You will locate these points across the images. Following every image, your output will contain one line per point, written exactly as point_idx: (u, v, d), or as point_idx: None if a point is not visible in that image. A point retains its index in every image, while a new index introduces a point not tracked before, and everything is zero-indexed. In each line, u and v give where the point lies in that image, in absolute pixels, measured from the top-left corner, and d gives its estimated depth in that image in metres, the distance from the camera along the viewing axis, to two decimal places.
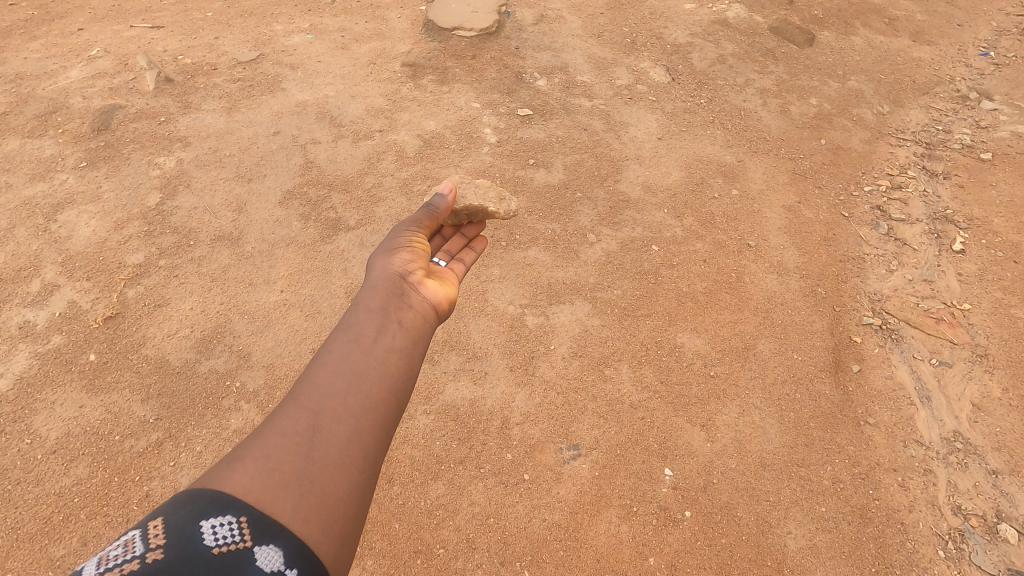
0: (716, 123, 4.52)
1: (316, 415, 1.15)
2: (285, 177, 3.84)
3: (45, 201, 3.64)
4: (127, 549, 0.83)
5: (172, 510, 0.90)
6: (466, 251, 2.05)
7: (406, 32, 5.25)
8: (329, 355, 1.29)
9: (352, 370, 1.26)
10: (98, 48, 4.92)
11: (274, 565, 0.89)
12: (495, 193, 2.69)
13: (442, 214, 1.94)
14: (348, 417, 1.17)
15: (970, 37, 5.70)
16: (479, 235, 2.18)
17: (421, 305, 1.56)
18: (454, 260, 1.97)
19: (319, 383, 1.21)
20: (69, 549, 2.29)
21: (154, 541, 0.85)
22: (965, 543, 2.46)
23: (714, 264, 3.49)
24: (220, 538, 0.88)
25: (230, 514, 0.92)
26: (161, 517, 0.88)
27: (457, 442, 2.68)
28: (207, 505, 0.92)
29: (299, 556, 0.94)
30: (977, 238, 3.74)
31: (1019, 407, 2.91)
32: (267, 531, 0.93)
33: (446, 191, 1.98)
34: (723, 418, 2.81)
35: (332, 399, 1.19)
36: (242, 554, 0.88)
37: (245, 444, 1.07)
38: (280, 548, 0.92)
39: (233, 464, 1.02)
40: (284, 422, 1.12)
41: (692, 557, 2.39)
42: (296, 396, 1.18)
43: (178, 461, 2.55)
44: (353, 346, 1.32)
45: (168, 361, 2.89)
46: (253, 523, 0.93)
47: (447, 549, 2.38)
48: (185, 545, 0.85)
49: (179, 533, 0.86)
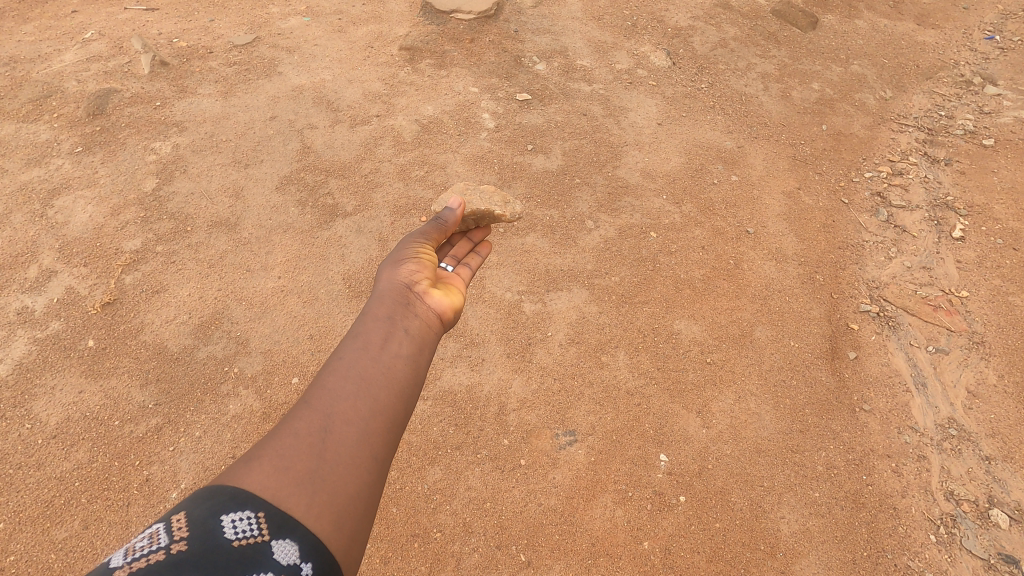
0: (717, 108, 4.48)
1: (326, 418, 1.14)
2: (283, 162, 3.82)
3: (42, 186, 3.63)
4: (152, 541, 0.85)
5: (194, 505, 0.91)
6: (472, 255, 2.02)
7: (404, 14, 5.19)
8: (338, 360, 1.27)
9: (362, 375, 1.24)
10: (92, 31, 4.87)
11: (290, 559, 0.91)
12: (501, 198, 2.69)
13: (451, 227, 1.93)
14: (357, 419, 1.16)
15: (975, 21, 5.64)
16: (486, 239, 2.16)
17: (427, 313, 1.52)
18: (460, 265, 1.93)
19: (330, 386, 1.20)
20: (70, 532, 2.31)
21: (178, 533, 0.86)
22: (957, 528, 2.48)
23: (712, 250, 3.48)
24: (240, 531, 0.89)
25: (249, 509, 0.93)
26: (184, 510, 0.89)
27: (454, 428, 2.70)
28: (227, 500, 0.93)
29: (314, 552, 0.94)
30: (977, 224, 3.72)
31: (1014, 394, 2.92)
32: (284, 526, 0.94)
33: (456, 206, 1.98)
34: (719, 405, 2.83)
35: (342, 402, 1.18)
36: (261, 547, 0.89)
37: (260, 444, 1.07)
38: (296, 543, 0.93)
39: (249, 463, 1.03)
40: (297, 423, 1.12)
41: (686, 541, 2.41)
42: (307, 400, 1.17)
43: (178, 446, 2.57)
44: (361, 352, 1.30)
45: (167, 346, 2.90)
46: (271, 518, 0.94)
47: (445, 533, 2.41)
48: (206, 538, 0.86)
49: (200, 526, 0.87)
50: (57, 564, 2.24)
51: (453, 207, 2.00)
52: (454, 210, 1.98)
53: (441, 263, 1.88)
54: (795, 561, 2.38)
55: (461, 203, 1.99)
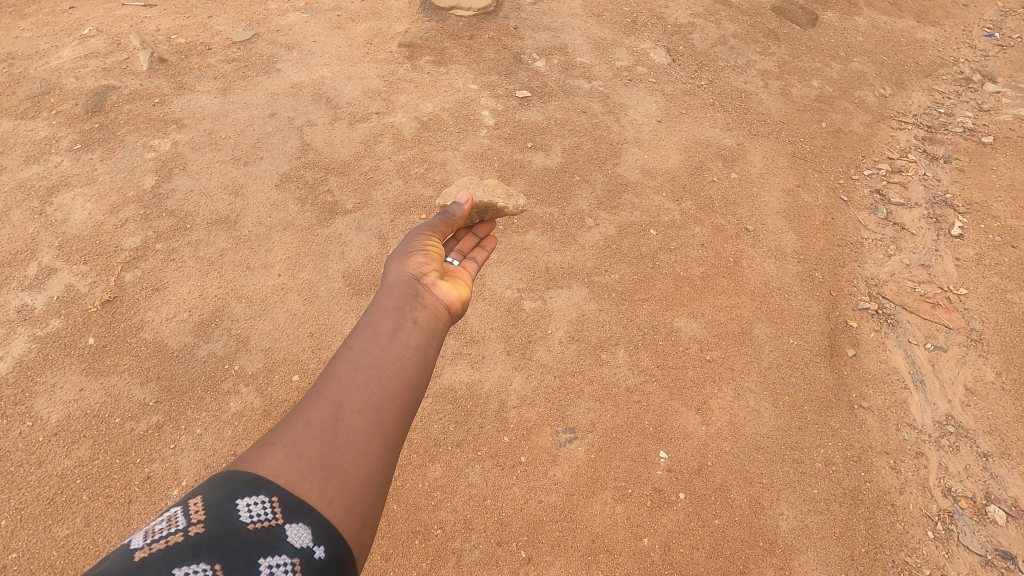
0: (716, 105, 4.48)
1: (338, 406, 1.14)
2: (282, 160, 3.82)
3: (40, 183, 3.62)
4: (171, 523, 0.86)
5: (211, 489, 0.92)
6: (477, 250, 2.01)
7: (404, 11, 5.18)
8: (348, 349, 1.27)
9: (372, 364, 1.24)
10: (90, 27, 4.85)
11: (303, 542, 0.92)
12: (503, 190, 2.69)
13: (458, 222, 1.92)
14: (368, 407, 1.16)
15: (974, 19, 5.65)
16: (490, 233, 2.15)
17: (435, 305, 1.51)
18: (466, 260, 1.92)
19: (341, 375, 1.20)
20: (72, 529, 2.32)
21: (195, 516, 0.87)
22: (954, 524, 2.50)
23: (712, 247, 3.49)
24: (255, 515, 0.91)
25: (263, 494, 0.94)
26: (200, 495, 0.91)
27: (455, 425, 2.71)
28: (242, 484, 0.94)
29: (326, 535, 0.95)
30: (975, 222, 3.73)
31: (1011, 391, 2.93)
32: (297, 510, 0.95)
33: (464, 202, 1.97)
34: (719, 402, 2.84)
35: (353, 390, 1.18)
36: (275, 531, 0.91)
37: (273, 432, 1.08)
38: (309, 527, 0.94)
39: (263, 449, 1.03)
40: (308, 412, 1.12)
41: (686, 537, 2.43)
42: (319, 389, 1.17)
43: (179, 444, 2.57)
44: (371, 342, 1.29)
45: (167, 344, 2.90)
46: (285, 502, 0.95)
47: (446, 530, 2.41)
48: (223, 520, 0.88)
49: (217, 509, 0.89)
50: (59, 562, 2.24)
51: (461, 202, 2.00)
52: (461, 205, 1.98)
53: (447, 259, 1.87)
54: (794, 556, 2.40)
55: (468, 199, 1.99)
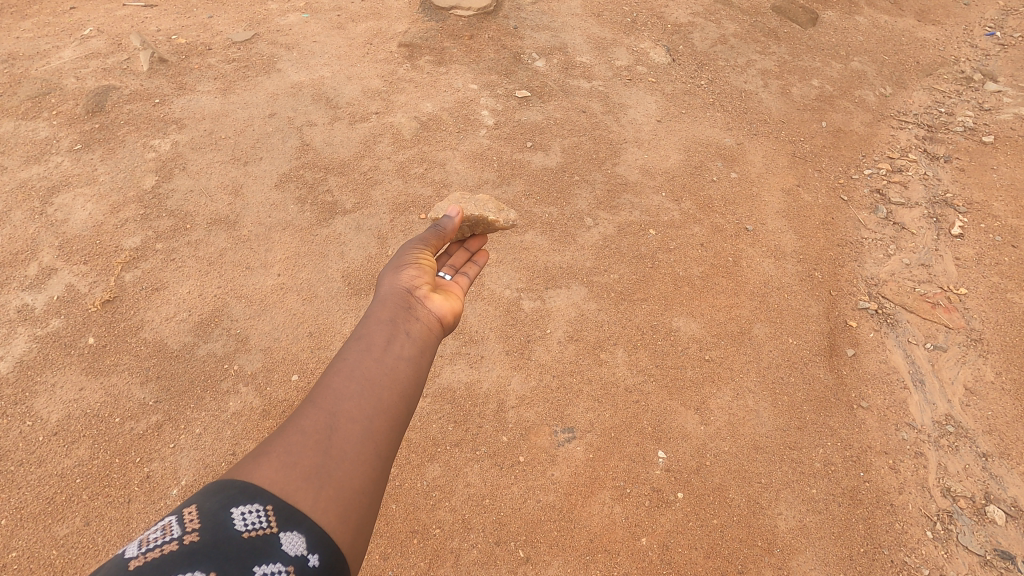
0: (716, 105, 4.47)
1: (332, 416, 1.15)
2: (282, 160, 3.82)
3: (41, 184, 3.63)
4: (166, 532, 0.86)
5: (205, 498, 0.92)
6: (469, 265, 1.99)
7: (404, 11, 5.19)
8: (342, 361, 1.27)
9: (365, 375, 1.24)
10: (91, 28, 4.88)
11: (298, 549, 0.92)
12: (495, 206, 2.68)
13: (450, 234, 1.90)
14: (362, 416, 1.17)
15: (976, 17, 5.64)
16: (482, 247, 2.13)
17: (428, 317, 1.51)
18: (458, 274, 1.91)
19: (335, 386, 1.20)
20: (72, 528, 2.33)
21: (190, 525, 0.87)
22: (953, 524, 2.49)
23: (712, 247, 3.49)
24: (250, 523, 0.91)
25: (258, 502, 0.94)
26: (195, 503, 0.91)
27: (454, 425, 2.71)
28: (237, 493, 0.95)
29: (321, 542, 0.95)
30: (976, 221, 3.73)
31: (1010, 390, 2.93)
32: (291, 518, 0.95)
33: (453, 214, 1.96)
34: (717, 402, 2.84)
35: (347, 401, 1.18)
36: (270, 539, 0.91)
37: (267, 443, 1.08)
38: (303, 535, 0.94)
39: (258, 458, 1.04)
40: (303, 422, 1.12)
41: (683, 537, 2.43)
42: (313, 400, 1.18)
43: (178, 444, 2.58)
44: (365, 353, 1.29)
45: (167, 344, 2.91)
46: (279, 510, 0.95)
47: (444, 529, 2.42)
48: (218, 529, 0.88)
49: (212, 517, 0.89)
50: (58, 561, 2.25)
51: (451, 216, 1.98)
52: (453, 218, 1.96)
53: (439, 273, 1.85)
54: (792, 556, 2.40)
55: (459, 211, 1.97)
